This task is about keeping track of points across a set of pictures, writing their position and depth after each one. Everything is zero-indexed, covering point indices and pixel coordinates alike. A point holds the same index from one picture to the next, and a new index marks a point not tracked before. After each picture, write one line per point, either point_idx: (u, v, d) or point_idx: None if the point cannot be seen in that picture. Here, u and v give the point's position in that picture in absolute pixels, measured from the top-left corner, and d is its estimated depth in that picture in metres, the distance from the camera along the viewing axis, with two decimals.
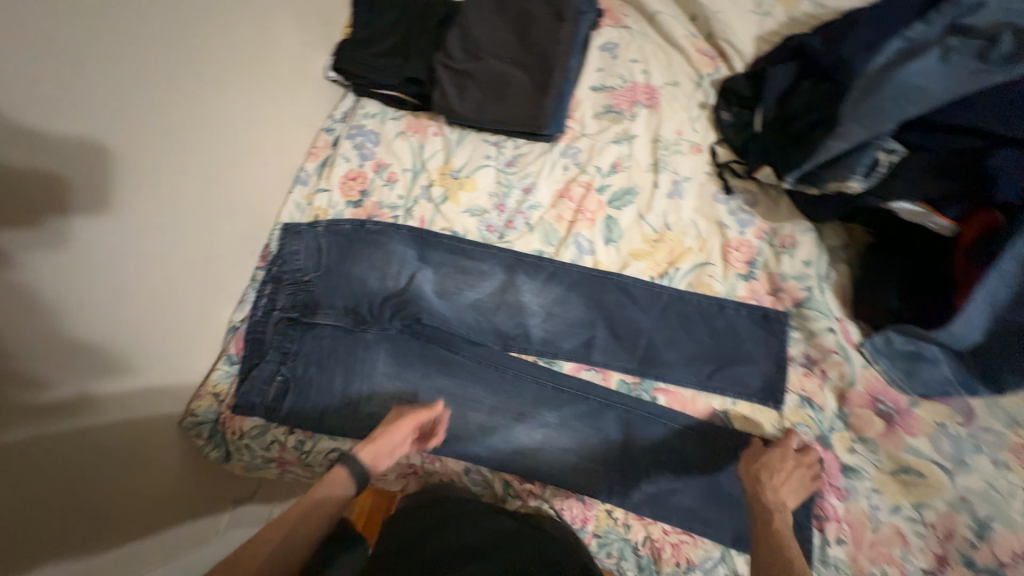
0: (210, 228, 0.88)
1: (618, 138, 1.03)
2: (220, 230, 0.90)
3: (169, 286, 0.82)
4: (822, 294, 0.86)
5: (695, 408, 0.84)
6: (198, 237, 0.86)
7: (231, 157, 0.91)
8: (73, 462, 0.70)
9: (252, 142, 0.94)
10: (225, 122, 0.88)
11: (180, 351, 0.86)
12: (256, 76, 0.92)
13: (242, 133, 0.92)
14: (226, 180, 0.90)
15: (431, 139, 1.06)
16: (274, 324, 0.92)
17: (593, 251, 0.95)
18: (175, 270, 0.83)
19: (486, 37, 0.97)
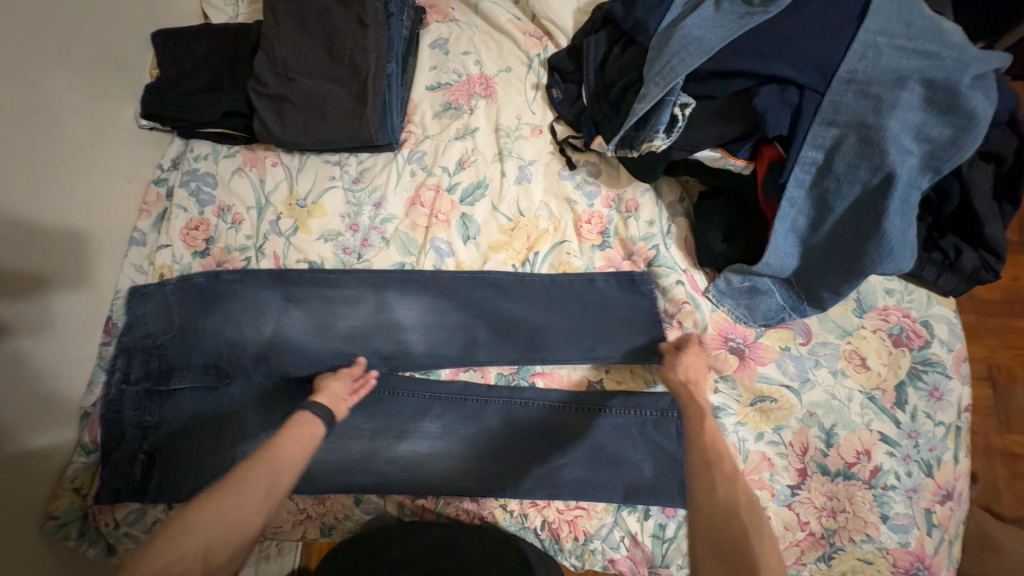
0: (75, 291, 0.88)
1: (460, 134, 1.01)
2: (92, 291, 0.91)
3: (47, 354, 0.83)
4: (667, 250, 0.89)
5: (571, 384, 0.86)
6: (71, 301, 0.87)
7: (92, 215, 0.91)
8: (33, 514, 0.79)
9: (109, 198, 0.94)
10: (77, 183, 0.89)
11: None
12: (96, 133, 0.93)
13: (98, 189, 0.92)
14: (93, 238, 0.91)
15: (271, 170, 1.01)
16: (132, 397, 0.86)
17: (453, 252, 0.94)
18: (50, 338, 0.83)
19: (293, 56, 0.94)
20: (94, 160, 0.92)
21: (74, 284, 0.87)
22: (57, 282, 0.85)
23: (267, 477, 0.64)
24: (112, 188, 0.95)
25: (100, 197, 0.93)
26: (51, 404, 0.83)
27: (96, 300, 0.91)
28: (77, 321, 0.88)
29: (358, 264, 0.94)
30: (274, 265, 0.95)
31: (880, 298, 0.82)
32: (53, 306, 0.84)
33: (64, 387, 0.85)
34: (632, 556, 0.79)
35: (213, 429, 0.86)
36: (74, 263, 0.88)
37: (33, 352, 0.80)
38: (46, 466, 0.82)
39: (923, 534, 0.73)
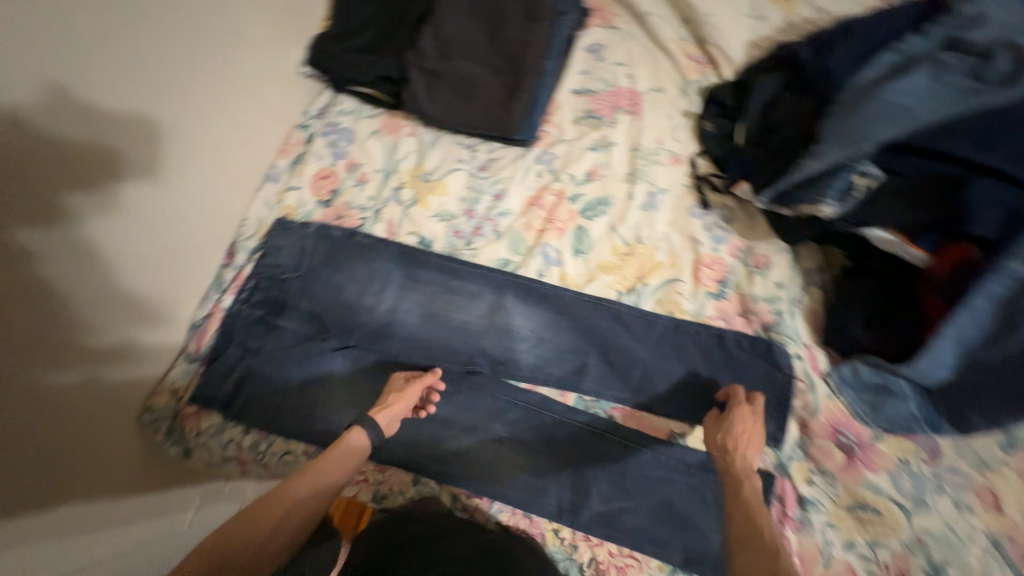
0: (212, 220, 0.94)
1: (595, 146, 0.99)
2: (209, 221, 0.94)
3: (161, 272, 0.86)
4: (791, 319, 0.83)
5: (651, 428, 0.83)
6: (190, 227, 0.89)
7: (227, 151, 0.95)
8: (100, 407, 0.78)
9: (244, 139, 0.98)
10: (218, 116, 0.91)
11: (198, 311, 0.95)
12: (247, 75, 0.96)
13: (243, 130, 0.97)
14: (222, 173, 0.95)
15: (405, 139, 1.04)
16: (243, 319, 0.93)
17: (561, 263, 0.93)
18: (165, 258, 0.86)
19: (457, 35, 0.94)
20: (251, 104, 0.98)
21: (196, 212, 0.90)
22: (184, 207, 0.88)
23: (311, 479, 0.68)
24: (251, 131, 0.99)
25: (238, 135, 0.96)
26: (156, 324, 0.86)
27: (212, 231, 0.95)
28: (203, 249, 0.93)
29: (465, 252, 0.95)
30: (387, 231, 0.98)
31: None
32: (175, 228, 0.87)
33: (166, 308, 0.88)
34: None
35: (302, 371, 0.90)
36: (201, 192, 0.91)
37: (145, 268, 0.82)
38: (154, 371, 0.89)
39: None
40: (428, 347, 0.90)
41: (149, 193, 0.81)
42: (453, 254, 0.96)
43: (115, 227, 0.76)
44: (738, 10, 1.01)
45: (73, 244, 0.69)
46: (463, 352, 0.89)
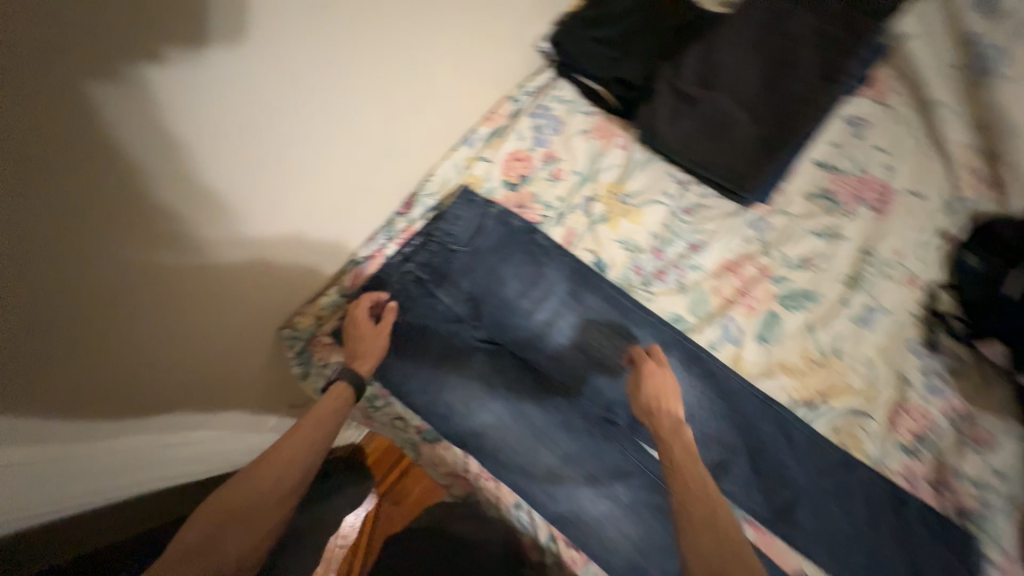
0: (399, 163, 0.91)
1: (821, 232, 0.88)
2: (345, 141, 0.77)
3: (266, 178, 0.68)
4: (999, 518, 0.71)
5: (784, 562, 0.73)
6: (313, 136, 0.71)
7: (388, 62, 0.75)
8: (154, 323, 0.63)
9: (419, 60, 0.80)
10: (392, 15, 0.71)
11: (299, 228, 0.78)
12: None
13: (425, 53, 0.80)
14: (374, 84, 0.75)
15: (614, 150, 0.97)
16: (402, 274, 0.91)
17: (739, 343, 0.84)
18: (274, 164, 0.68)
19: (728, 65, 0.84)
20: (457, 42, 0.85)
21: (330, 122, 0.72)
22: (314, 108, 0.68)
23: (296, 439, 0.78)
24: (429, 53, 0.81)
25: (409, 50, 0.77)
26: (259, 244, 0.73)
27: (343, 151, 0.77)
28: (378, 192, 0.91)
29: (639, 290, 0.89)
30: (564, 238, 0.93)
31: None
32: (294, 130, 0.68)
33: (269, 226, 0.73)
34: None
35: (438, 349, 0.87)
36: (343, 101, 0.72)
37: (242, 168, 0.64)
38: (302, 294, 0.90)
39: None
40: (572, 375, 0.85)
41: (272, 76, 0.61)
42: (626, 288, 0.90)
43: (216, 107, 0.56)
44: None
45: (153, 116, 0.50)
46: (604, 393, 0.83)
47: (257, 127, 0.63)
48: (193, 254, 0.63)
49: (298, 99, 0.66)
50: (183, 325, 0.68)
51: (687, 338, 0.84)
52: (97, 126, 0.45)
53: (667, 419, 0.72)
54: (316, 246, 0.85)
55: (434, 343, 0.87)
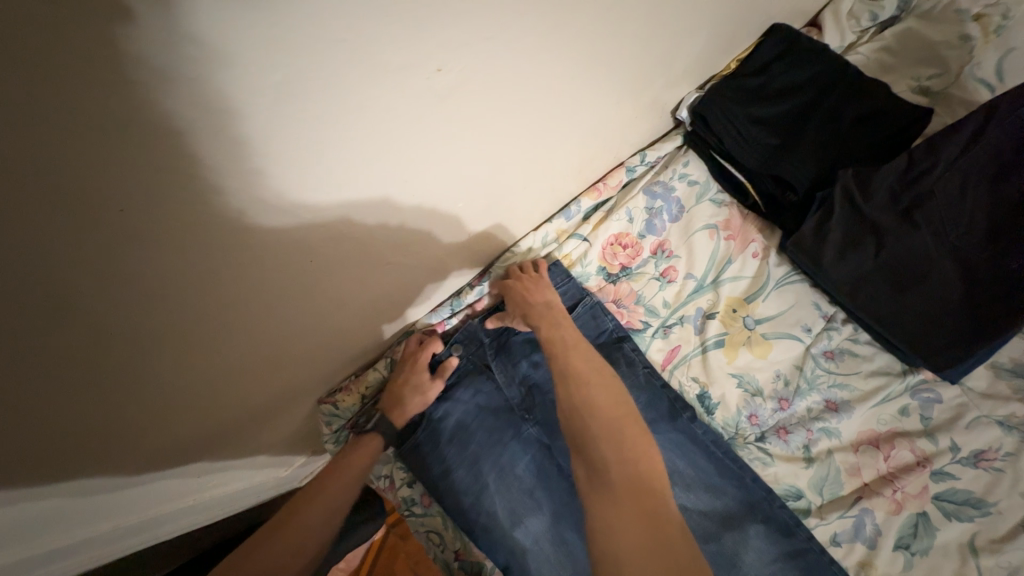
0: (484, 235, 0.73)
1: (1009, 423, 0.68)
2: (423, 205, 0.56)
3: (315, 234, 0.48)
4: None
5: None
6: (387, 190, 0.50)
7: (508, 103, 0.53)
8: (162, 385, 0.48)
9: (542, 109, 0.58)
10: (528, 45, 0.48)
11: (340, 319, 0.64)
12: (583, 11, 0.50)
13: (549, 103, 0.58)
14: (480, 129, 0.53)
15: (746, 258, 0.78)
16: (466, 363, 0.76)
17: (874, 544, 0.66)
18: (327, 226, 0.48)
19: (942, 196, 0.63)
20: (596, 89, 0.63)
21: (412, 178, 0.51)
22: (396, 156, 0.47)
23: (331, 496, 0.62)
24: (559, 97, 0.58)
25: (535, 89, 0.54)
26: (302, 294, 0.55)
27: (417, 214, 0.57)
28: (452, 261, 0.72)
29: (753, 446, 0.72)
30: (665, 356, 0.77)
31: None
32: (362, 183, 0.47)
33: (314, 280, 0.54)
34: None
35: (493, 472, 0.71)
36: (433, 155, 0.51)
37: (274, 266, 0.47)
38: (345, 368, 0.77)
39: None
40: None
41: (350, 106, 0.39)
42: (734, 439, 0.73)
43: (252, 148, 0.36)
44: None
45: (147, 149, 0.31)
46: None
47: (315, 173, 0.42)
48: (216, 292, 0.45)
49: (378, 140, 0.44)
50: (196, 373, 0.51)
51: (804, 525, 0.67)
52: (81, 105, 0.27)
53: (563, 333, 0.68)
54: (371, 305, 0.66)
55: (487, 461, 0.72)
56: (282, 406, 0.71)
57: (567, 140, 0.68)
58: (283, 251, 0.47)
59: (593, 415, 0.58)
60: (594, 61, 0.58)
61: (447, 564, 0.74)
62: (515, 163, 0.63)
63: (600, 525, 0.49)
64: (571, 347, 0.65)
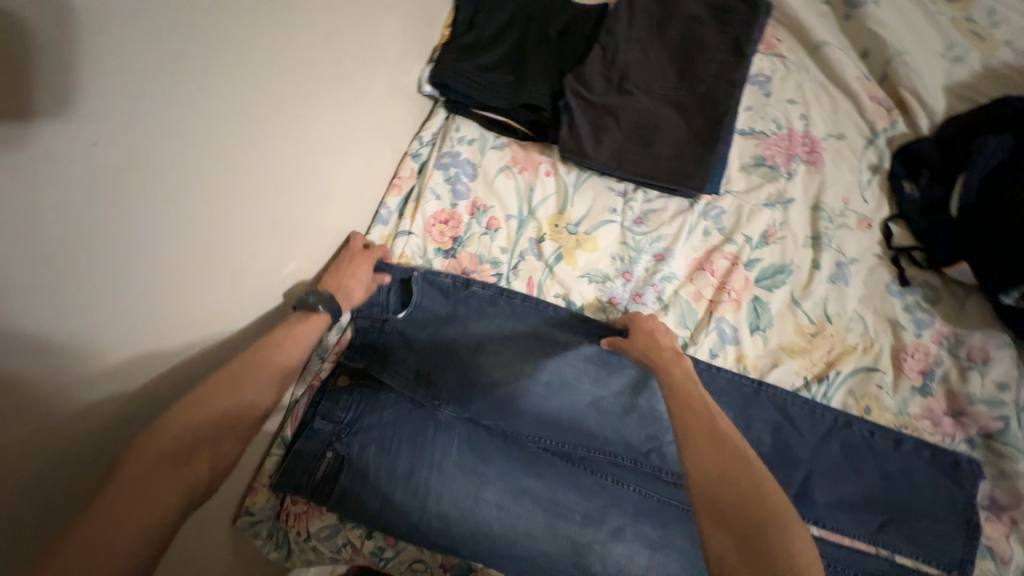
0: (305, 275, 0.73)
1: (771, 201, 0.85)
2: (212, 273, 0.56)
3: (102, 354, 0.45)
4: (1019, 427, 0.72)
5: (857, 549, 0.71)
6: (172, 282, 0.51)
7: (234, 147, 0.54)
8: None
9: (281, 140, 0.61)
10: (219, 87, 0.50)
11: None
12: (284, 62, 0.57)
13: (281, 128, 0.60)
14: (223, 181, 0.54)
15: (543, 179, 0.87)
16: (343, 379, 0.78)
17: (738, 340, 0.80)
18: (112, 341, 0.46)
19: (636, 63, 0.77)
20: (325, 103, 0.67)
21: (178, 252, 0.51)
22: (142, 244, 0.46)
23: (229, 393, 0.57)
24: (287, 119, 0.61)
25: (258, 126, 0.56)
26: (138, 419, 0.51)
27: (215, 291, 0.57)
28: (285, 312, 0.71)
29: None
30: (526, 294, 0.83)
31: None
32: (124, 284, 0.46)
33: (142, 401, 0.51)
34: None
35: (432, 474, 0.73)
36: (182, 223, 0.50)
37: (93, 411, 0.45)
38: (245, 467, 0.73)
39: None
40: (557, 424, 0.77)
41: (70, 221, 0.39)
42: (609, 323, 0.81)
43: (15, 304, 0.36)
44: (933, 50, 0.89)
45: None
46: (622, 449, 0.77)
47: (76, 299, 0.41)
48: (51, 454, 0.42)
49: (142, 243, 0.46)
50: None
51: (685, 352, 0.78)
52: None
53: (677, 376, 0.67)
54: None
55: (418, 465, 0.74)
56: (194, 540, 0.66)
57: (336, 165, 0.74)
58: (86, 386, 0.44)
59: (716, 493, 0.55)
60: (305, 80, 0.62)
61: None
62: (282, 194, 0.64)
63: (713, 523, 0.53)
64: (715, 435, 0.59)
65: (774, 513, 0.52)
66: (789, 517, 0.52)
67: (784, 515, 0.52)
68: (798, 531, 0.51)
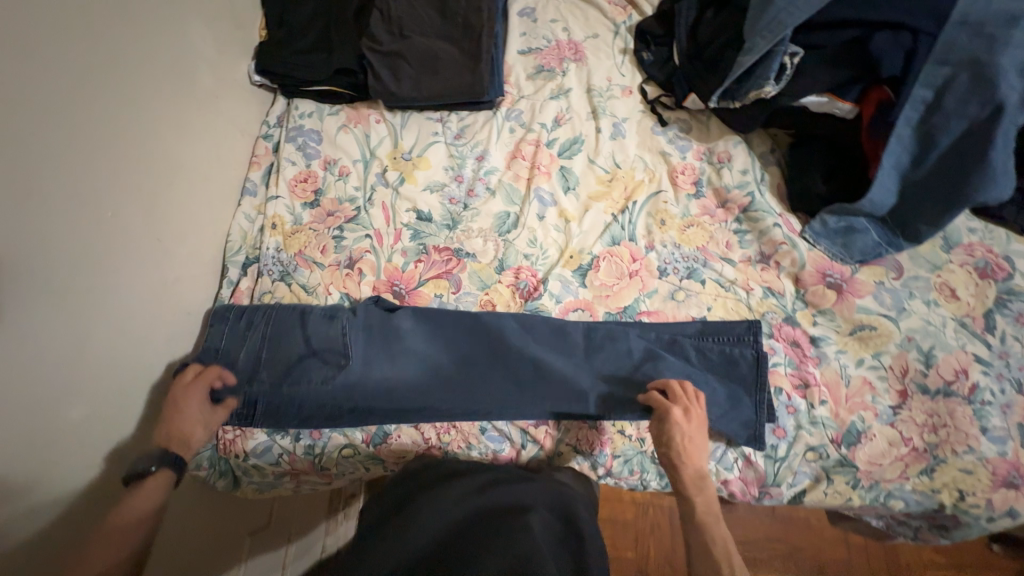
0: (188, 238, 0.91)
1: (555, 94, 1.07)
2: (94, 279, 0.73)
3: (21, 311, 0.63)
4: (762, 196, 0.95)
5: (677, 321, 0.91)
6: (138, 259, 0.81)
7: (162, 172, 0.86)
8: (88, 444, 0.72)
9: (190, 162, 0.92)
10: (141, 137, 0.82)
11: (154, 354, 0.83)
12: (176, 111, 0.89)
13: (115, 169, 0.77)
14: (142, 188, 0.82)
15: (375, 127, 1.06)
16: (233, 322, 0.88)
17: (556, 202, 1.00)
18: (32, 316, 0.64)
19: (407, 16, 0.99)
20: (214, 132, 0.98)
21: (72, 247, 0.70)
22: (116, 230, 0.77)
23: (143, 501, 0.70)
24: (175, 143, 0.89)
25: (173, 159, 0.88)
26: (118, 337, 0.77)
27: (167, 265, 0.87)
28: (172, 270, 0.87)
29: (465, 213, 1.00)
30: (385, 217, 1.01)
31: (964, 236, 0.89)
32: (112, 257, 0.77)
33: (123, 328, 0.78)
34: (744, 476, 0.84)
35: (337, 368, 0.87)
36: (46, 251, 0.67)
37: (99, 335, 0.74)
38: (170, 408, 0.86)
39: (1018, 446, 0.79)
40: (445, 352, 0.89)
41: (82, 223, 0.72)
42: (454, 219, 1.00)
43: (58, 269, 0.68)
44: None
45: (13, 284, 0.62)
46: (487, 307, 0.94)
47: (81, 260, 0.71)
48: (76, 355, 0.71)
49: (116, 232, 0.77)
50: (19, 474, 0.63)
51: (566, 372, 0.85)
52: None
53: (699, 506, 0.75)
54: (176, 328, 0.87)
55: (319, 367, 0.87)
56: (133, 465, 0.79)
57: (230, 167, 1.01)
58: (87, 309, 0.72)
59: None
60: (181, 110, 0.90)
61: (369, 454, 0.88)
62: (189, 194, 0.91)
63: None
64: (709, 541, 0.72)
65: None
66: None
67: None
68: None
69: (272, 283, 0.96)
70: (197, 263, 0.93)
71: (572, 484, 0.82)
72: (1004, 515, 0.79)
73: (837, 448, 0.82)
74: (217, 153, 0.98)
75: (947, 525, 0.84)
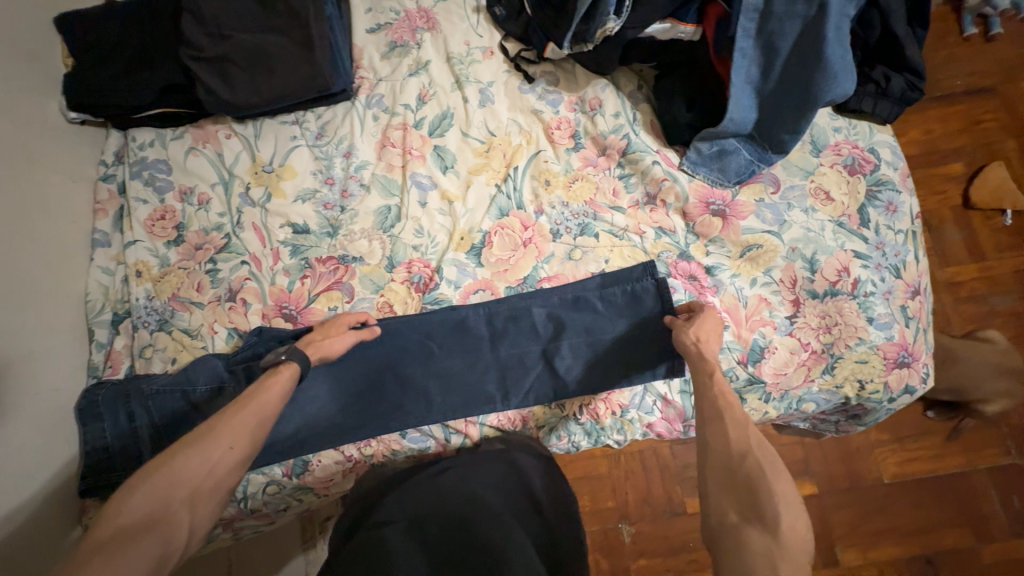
0: (36, 305, 0.82)
1: (414, 70, 1.01)
2: None
3: None
4: (637, 136, 0.93)
5: (577, 280, 0.90)
6: None
7: None
8: None
9: (13, 222, 0.81)
10: None
11: (24, 439, 0.75)
12: None
13: None
14: None
15: (227, 143, 0.97)
16: (110, 387, 0.82)
17: (436, 184, 0.95)
18: None
19: (224, 13, 0.89)
20: (38, 183, 0.86)
21: None
22: None
23: (254, 414, 0.62)
24: None
25: None
26: None
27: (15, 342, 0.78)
28: (24, 345, 0.79)
29: (345, 215, 0.94)
30: (259, 238, 0.93)
31: (831, 137, 0.90)
32: None
33: None
34: (666, 415, 0.87)
35: None
36: None
37: None
38: (60, 493, 0.78)
39: (903, 327, 0.83)
40: (347, 380, 0.85)
41: None
42: (333, 225, 0.94)
43: None
44: None
45: None
46: (385, 310, 0.90)
47: None
48: None
49: None
50: None
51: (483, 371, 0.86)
52: None
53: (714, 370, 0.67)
54: (44, 406, 0.79)
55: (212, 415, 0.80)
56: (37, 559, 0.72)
57: (71, 219, 0.91)
58: None
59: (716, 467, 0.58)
60: None
61: (296, 487, 0.85)
62: (20, 259, 0.81)
63: (722, 489, 0.56)
64: (724, 399, 0.63)
65: (759, 465, 0.55)
66: (768, 470, 0.54)
67: (760, 476, 0.54)
68: (778, 479, 0.54)
69: (151, 335, 0.88)
70: (54, 330, 0.84)
71: (514, 446, 0.86)
72: (902, 392, 0.84)
73: (745, 368, 0.84)
74: (48, 207, 0.87)
75: (857, 413, 0.88)
